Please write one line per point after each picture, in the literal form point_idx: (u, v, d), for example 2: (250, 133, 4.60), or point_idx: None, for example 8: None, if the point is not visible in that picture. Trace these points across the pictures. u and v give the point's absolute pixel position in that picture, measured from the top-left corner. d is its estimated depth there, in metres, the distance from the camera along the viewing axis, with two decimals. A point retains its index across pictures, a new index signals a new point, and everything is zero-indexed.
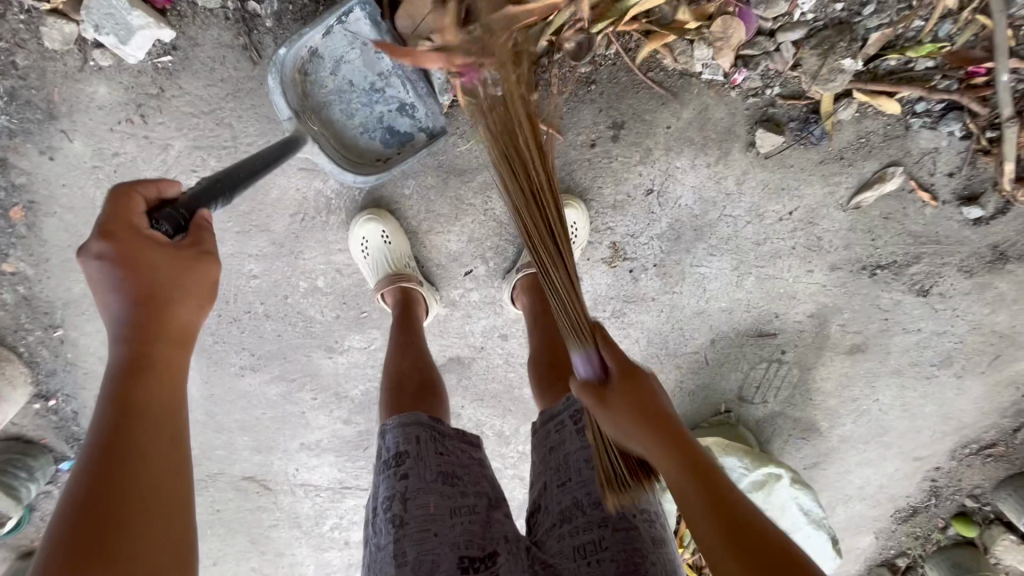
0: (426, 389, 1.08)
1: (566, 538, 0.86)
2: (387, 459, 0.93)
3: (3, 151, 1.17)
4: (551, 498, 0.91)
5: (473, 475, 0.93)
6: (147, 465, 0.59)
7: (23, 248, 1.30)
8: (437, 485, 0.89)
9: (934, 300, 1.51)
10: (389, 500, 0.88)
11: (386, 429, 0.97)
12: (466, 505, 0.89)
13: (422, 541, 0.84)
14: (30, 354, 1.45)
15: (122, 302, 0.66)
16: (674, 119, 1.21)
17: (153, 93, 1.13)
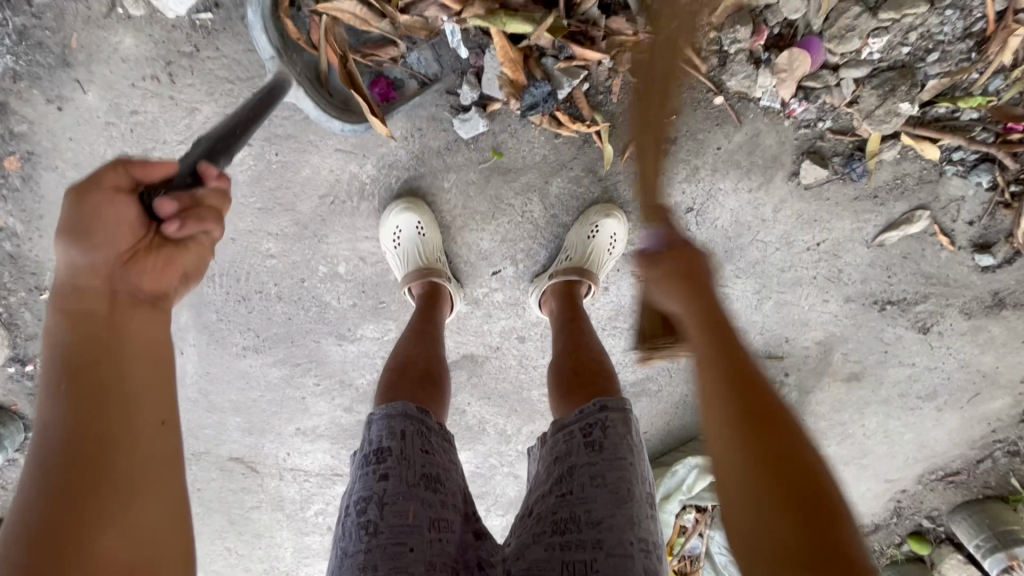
0: (428, 377, 1.04)
1: (556, 550, 0.81)
2: (368, 453, 0.88)
3: (3, 95, 1.06)
4: (545, 505, 0.87)
5: (454, 484, 0.90)
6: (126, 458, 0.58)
7: (14, 203, 1.18)
8: (418, 491, 0.85)
9: (931, 337, 1.57)
10: (364, 502, 0.84)
11: (373, 418, 0.93)
12: (444, 518, 0.85)
13: (396, 557, 0.80)
14: (10, 315, 1.34)
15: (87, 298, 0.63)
16: (726, 141, 1.21)
17: (186, 52, 1.04)
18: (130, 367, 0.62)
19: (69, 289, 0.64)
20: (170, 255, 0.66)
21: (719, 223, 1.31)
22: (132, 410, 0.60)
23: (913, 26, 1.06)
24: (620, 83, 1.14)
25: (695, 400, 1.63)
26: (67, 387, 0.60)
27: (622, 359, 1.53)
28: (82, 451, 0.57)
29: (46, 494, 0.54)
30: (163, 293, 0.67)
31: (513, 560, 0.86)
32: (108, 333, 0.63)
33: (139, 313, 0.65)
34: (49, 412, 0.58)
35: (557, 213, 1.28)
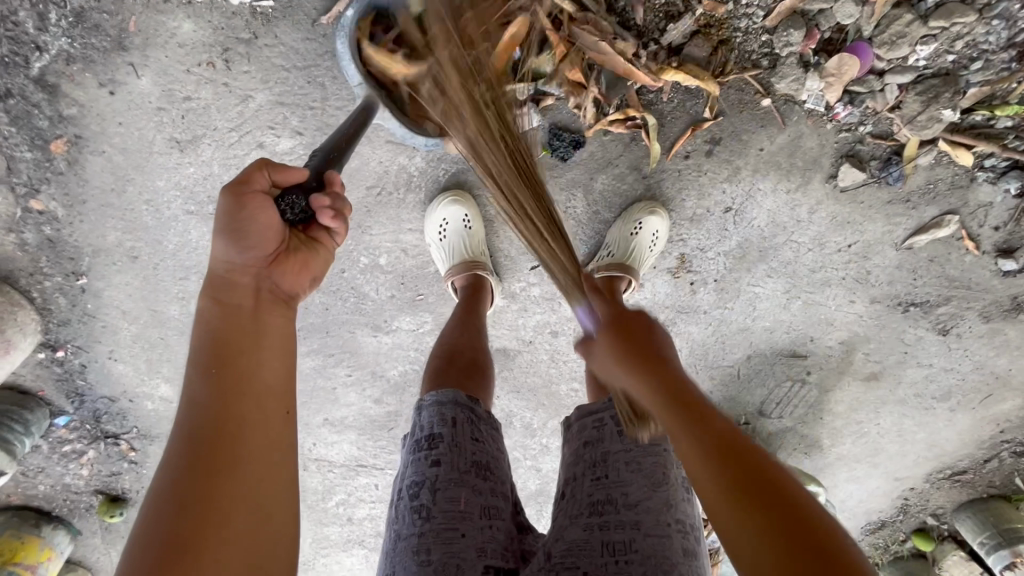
0: (475, 367, 1.04)
1: (595, 530, 0.79)
2: (419, 438, 0.88)
3: (55, 77, 1.05)
4: (580, 488, 0.85)
5: (504, 473, 0.89)
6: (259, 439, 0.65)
7: (58, 186, 1.17)
8: (470, 478, 0.84)
9: (951, 339, 1.61)
10: (417, 486, 0.84)
11: (423, 403, 0.92)
12: (495, 505, 0.85)
13: (449, 542, 0.79)
14: (44, 300, 1.32)
15: (229, 296, 0.72)
16: (768, 142, 1.23)
17: (244, 39, 1.04)
18: (266, 357, 0.70)
19: (219, 283, 0.72)
20: (304, 259, 0.76)
21: (756, 223, 1.34)
22: (265, 401, 0.68)
23: (959, 34, 1.10)
24: (672, 83, 1.16)
25: (719, 396, 1.67)
26: (213, 372, 0.67)
27: None
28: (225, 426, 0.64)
29: (190, 469, 0.61)
30: (294, 292, 0.77)
31: (552, 543, 0.81)
32: (250, 325, 0.71)
33: (276, 310, 0.74)
34: (200, 391, 0.66)
35: (599, 210, 1.30)
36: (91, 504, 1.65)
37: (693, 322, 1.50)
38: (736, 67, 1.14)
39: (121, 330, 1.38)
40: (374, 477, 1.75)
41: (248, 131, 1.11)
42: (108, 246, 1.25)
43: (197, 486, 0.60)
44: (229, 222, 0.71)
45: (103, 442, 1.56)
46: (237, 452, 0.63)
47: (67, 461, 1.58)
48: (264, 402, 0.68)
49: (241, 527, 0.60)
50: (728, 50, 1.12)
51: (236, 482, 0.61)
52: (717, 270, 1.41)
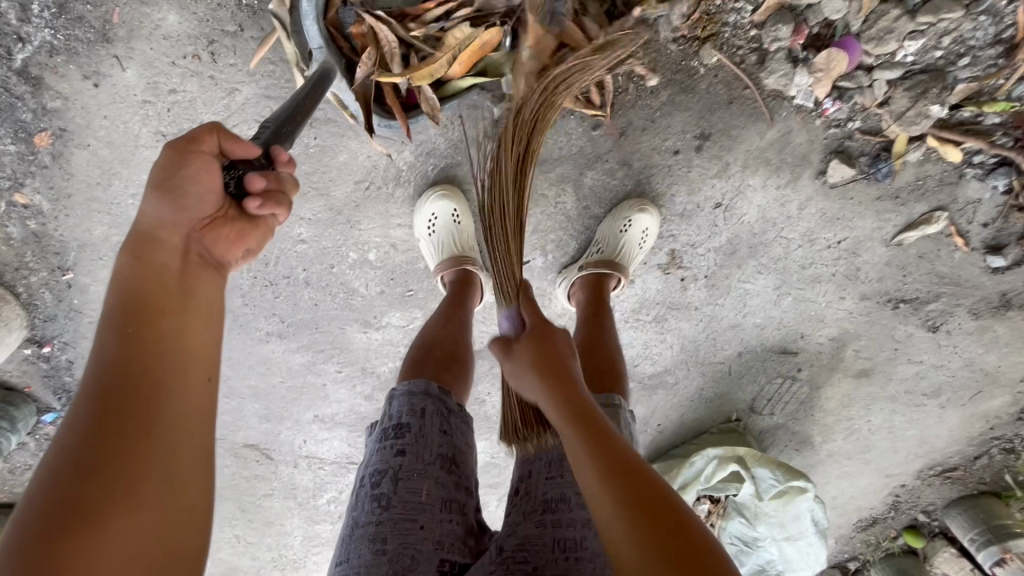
0: (453, 359, 1.03)
1: (548, 527, 0.78)
2: (386, 427, 0.85)
3: (38, 69, 1.04)
4: (534, 487, 0.83)
5: (470, 467, 0.87)
6: (181, 410, 0.63)
7: (43, 179, 1.16)
8: (434, 470, 0.82)
9: (940, 336, 1.61)
10: (378, 476, 0.81)
11: (392, 394, 0.89)
12: (457, 499, 0.82)
13: (406, 533, 0.77)
14: (30, 296, 1.31)
15: (152, 251, 0.69)
16: (758, 138, 1.23)
17: (230, 31, 1.03)
18: (194, 321, 0.69)
19: (144, 238, 0.68)
20: (242, 230, 0.73)
21: (745, 219, 1.34)
22: (190, 370, 0.66)
23: (947, 30, 1.10)
24: (660, 78, 1.16)
25: (710, 393, 1.67)
26: (132, 331, 0.65)
27: (642, 351, 1.56)
28: (143, 391, 0.62)
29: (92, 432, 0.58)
30: (225, 261, 0.74)
31: (503, 537, 0.80)
32: (178, 290, 0.69)
33: (208, 276, 0.71)
34: (115, 353, 0.63)
35: (589, 205, 1.30)
36: None
37: (684, 318, 1.50)
38: (724, 62, 1.15)
39: None
40: None
41: (235, 124, 1.11)
42: (94, 241, 1.24)
43: (105, 448, 0.57)
44: (162, 177, 0.67)
45: None
46: (152, 422, 0.60)
47: None
48: (188, 374, 0.66)
49: (142, 501, 0.57)
50: (716, 45, 1.13)
51: (150, 448, 0.59)
52: (708, 266, 1.41)
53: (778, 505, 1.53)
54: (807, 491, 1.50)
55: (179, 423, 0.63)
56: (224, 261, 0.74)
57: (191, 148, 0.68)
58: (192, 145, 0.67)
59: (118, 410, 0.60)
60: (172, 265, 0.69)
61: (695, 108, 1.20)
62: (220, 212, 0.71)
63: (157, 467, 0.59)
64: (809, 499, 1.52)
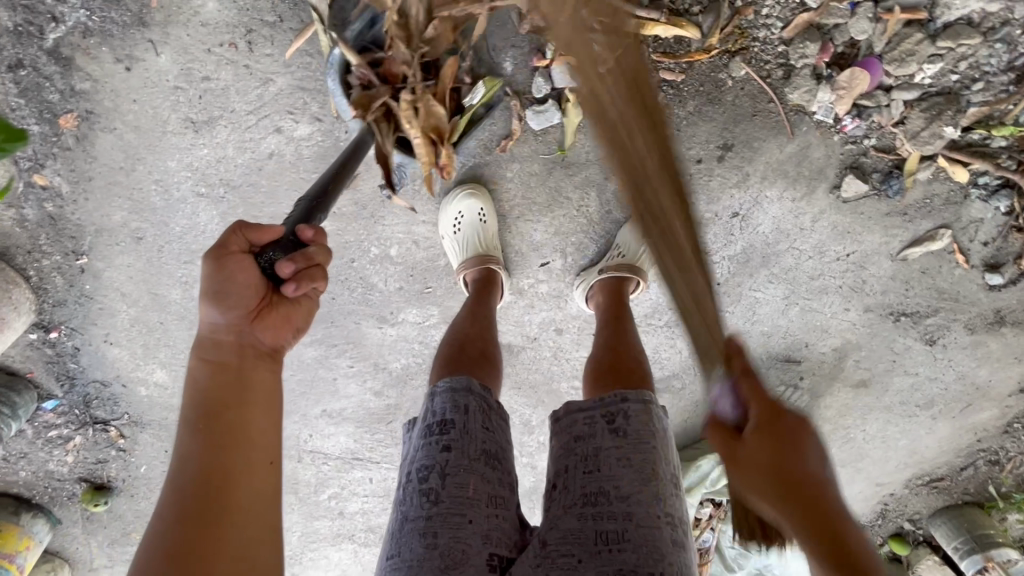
0: (485, 357, 1.04)
1: (588, 520, 0.80)
2: (431, 423, 0.86)
3: (70, 50, 1.03)
4: (572, 481, 0.84)
5: (511, 463, 0.88)
6: (243, 493, 0.67)
7: (63, 161, 1.14)
8: (479, 465, 0.83)
9: (936, 350, 1.67)
10: (425, 471, 0.82)
11: (434, 391, 0.90)
12: (502, 494, 0.84)
13: (456, 527, 0.78)
14: (41, 279, 1.28)
15: (214, 350, 0.75)
16: (778, 151, 1.27)
17: (269, 21, 1.03)
18: (252, 407, 0.72)
19: (207, 345, 0.75)
20: (289, 312, 0.77)
21: (760, 229, 1.37)
22: (246, 456, 0.69)
23: (964, 55, 1.15)
24: (689, 89, 1.19)
25: None
26: (197, 428, 0.70)
27: (652, 355, 1.59)
28: (209, 489, 0.66)
29: (169, 535, 0.62)
30: (278, 344, 0.78)
31: (546, 531, 0.81)
32: (235, 383, 0.73)
33: (261, 365, 0.76)
34: (188, 447, 0.69)
35: (611, 209, 1.32)
36: (74, 492, 1.60)
37: None
38: (750, 75, 1.18)
39: (119, 312, 1.35)
40: (369, 471, 1.74)
41: (266, 114, 1.11)
42: (112, 226, 1.22)
43: (180, 549, 0.61)
44: (211, 290, 0.73)
45: (91, 428, 1.52)
46: (220, 516, 0.64)
47: (51, 447, 1.53)
48: (249, 455, 0.70)
49: None
50: (745, 58, 1.17)
51: (218, 540, 0.63)
52: (721, 274, 1.45)
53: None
54: None
55: (244, 506, 0.66)
56: (277, 347, 0.78)
57: (226, 257, 0.73)
58: (232, 256, 0.73)
59: (189, 507, 0.64)
60: (228, 364, 0.74)
61: (721, 119, 1.23)
62: (267, 302, 0.76)
63: (231, 543, 0.63)
64: None
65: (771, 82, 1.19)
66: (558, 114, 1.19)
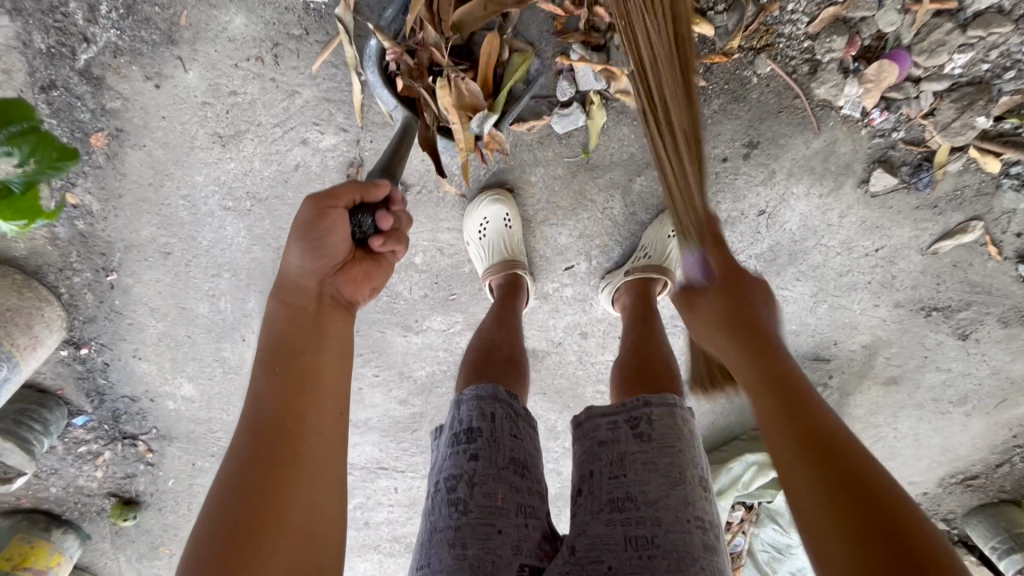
0: (512, 364, 1.03)
1: (617, 525, 0.78)
2: (458, 432, 0.85)
3: (101, 69, 1.04)
4: (597, 485, 0.82)
5: (540, 472, 0.86)
6: (320, 438, 0.69)
7: (94, 180, 1.15)
8: (508, 474, 0.81)
9: (969, 344, 1.63)
10: (453, 480, 0.81)
11: (460, 398, 0.89)
12: (531, 503, 0.82)
13: (485, 537, 0.77)
14: (71, 297, 1.30)
15: (297, 294, 0.77)
16: (804, 147, 1.25)
17: (295, 35, 1.04)
18: (328, 354, 0.75)
19: (289, 286, 0.78)
20: (368, 271, 0.81)
21: (787, 227, 1.36)
22: (326, 402, 0.72)
23: (995, 44, 1.13)
24: (715, 86, 1.19)
25: None
26: (279, 367, 0.72)
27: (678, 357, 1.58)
28: (290, 424, 0.68)
29: (252, 460, 0.64)
30: (354, 301, 0.81)
31: (575, 538, 0.80)
32: (314, 330, 0.75)
33: (338, 316, 0.78)
34: (264, 388, 0.70)
35: (636, 211, 1.31)
36: (104, 507, 1.61)
37: None
38: (776, 71, 1.17)
39: (147, 327, 1.36)
40: (395, 480, 1.73)
41: (293, 127, 1.12)
42: (141, 242, 1.24)
43: (261, 476, 0.63)
44: (307, 231, 0.75)
45: (120, 443, 1.53)
46: (297, 452, 0.66)
47: (81, 462, 1.54)
48: (325, 404, 0.72)
49: (292, 521, 0.63)
50: (770, 55, 1.15)
51: (296, 475, 0.65)
52: (747, 273, 1.43)
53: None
54: None
55: (320, 449, 0.68)
56: (353, 302, 0.81)
57: (331, 203, 0.76)
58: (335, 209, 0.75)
59: (273, 437, 0.66)
60: (307, 311, 0.77)
61: (746, 116, 1.22)
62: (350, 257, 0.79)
63: (303, 487, 0.65)
64: None
65: (797, 78, 1.18)
66: (583, 117, 1.17)
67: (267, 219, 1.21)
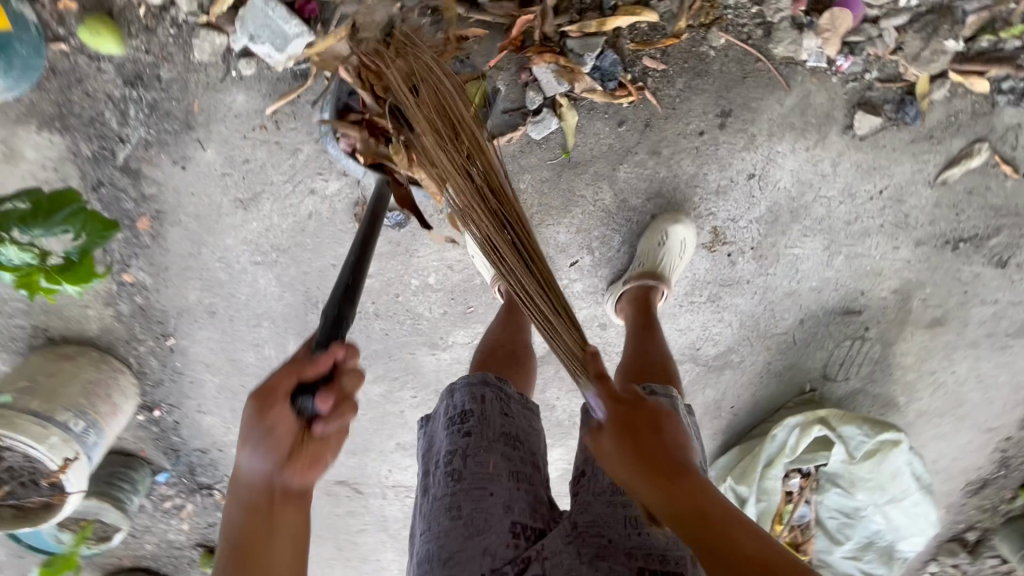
0: (514, 359, 1.12)
1: (619, 506, 0.84)
2: (452, 414, 0.91)
3: (137, 162, 1.21)
4: (601, 469, 0.89)
5: (535, 443, 0.92)
6: None
7: (145, 258, 1.32)
8: (499, 445, 0.88)
9: (1011, 271, 1.56)
10: (450, 454, 0.88)
11: (453, 384, 0.95)
12: (524, 471, 0.88)
13: (479, 499, 0.83)
14: (140, 365, 1.47)
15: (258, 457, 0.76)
16: (778, 106, 1.28)
17: (290, 100, 1.18)
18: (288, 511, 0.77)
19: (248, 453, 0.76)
20: (324, 442, 0.77)
21: (781, 185, 1.37)
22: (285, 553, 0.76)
23: None
24: (676, 66, 1.24)
25: (779, 366, 1.67)
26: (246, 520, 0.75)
27: (702, 333, 1.59)
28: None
29: None
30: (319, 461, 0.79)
31: (577, 515, 0.86)
32: (274, 495, 0.76)
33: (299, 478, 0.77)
34: (231, 528, 0.76)
35: (627, 198, 1.36)
36: (193, 557, 1.75)
37: (738, 294, 1.53)
38: (732, 41, 1.22)
39: (207, 382, 1.51)
40: None
41: (301, 180, 1.25)
42: (191, 306, 1.39)
43: None
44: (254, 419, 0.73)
45: (199, 494, 1.67)
46: None
47: (168, 516, 1.70)
48: (286, 557, 0.76)
49: None
50: (722, 27, 1.21)
51: None
52: (752, 238, 1.44)
53: (881, 457, 1.50)
54: (902, 442, 1.47)
55: None
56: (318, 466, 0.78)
57: (275, 395, 0.75)
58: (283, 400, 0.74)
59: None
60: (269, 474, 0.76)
61: (712, 88, 1.26)
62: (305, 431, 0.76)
63: None
64: (904, 451, 1.50)
65: (754, 42, 1.23)
66: (554, 120, 1.25)
67: (292, 266, 1.35)
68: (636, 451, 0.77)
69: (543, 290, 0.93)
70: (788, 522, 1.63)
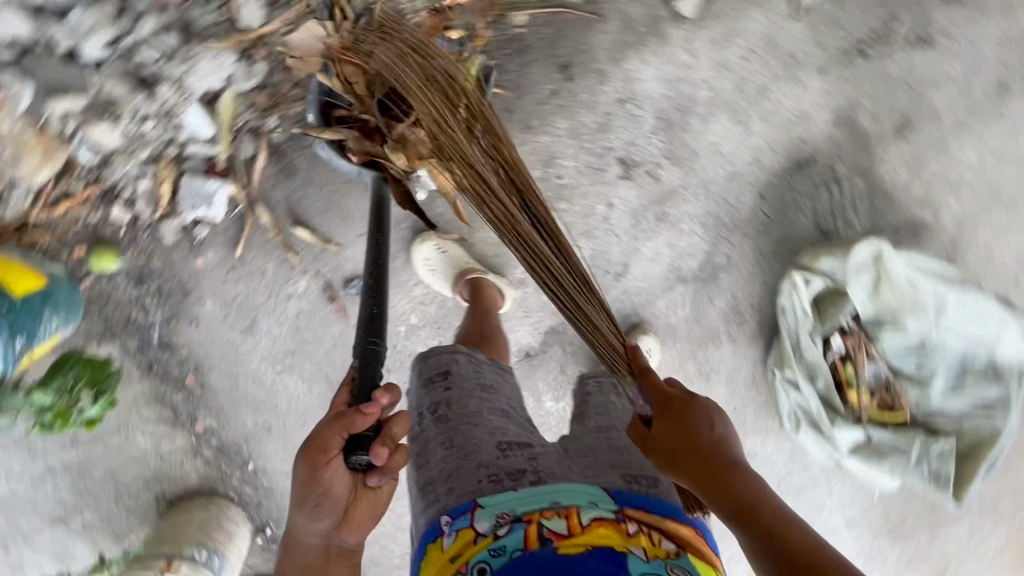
0: (485, 340, 1.42)
1: (604, 438, 1.27)
2: (433, 379, 1.28)
3: (167, 337, 1.55)
4: (586, 415, 1.35)
5: (505, 391, 1.33)
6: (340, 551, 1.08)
7: (204, 407, 1.64)
8: (477, 392, 1.27)
9: (942, 43, 1.48)
10: (436, 405, 1.24)
11: (427, 358, 1.32)
12: (500, 405, 1.28)
13: (467, 429, 1.20)
14: (239, 495, 1.75)
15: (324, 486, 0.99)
16: (605, 35, 1.42)
17: (240, 238, 1.45)
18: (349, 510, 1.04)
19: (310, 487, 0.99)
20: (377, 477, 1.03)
21: (653, 94, 1.47)
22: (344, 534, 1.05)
23: None
24: (501, 55, 1.42)
25: (770, 247, 1.63)
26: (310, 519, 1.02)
27: (673, 252, 1.63)
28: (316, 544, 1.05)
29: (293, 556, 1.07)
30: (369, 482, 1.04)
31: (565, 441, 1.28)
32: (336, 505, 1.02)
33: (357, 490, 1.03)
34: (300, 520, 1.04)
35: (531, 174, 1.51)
36: None
37: (682, 202, 1.58)
38: (534, 11, 1.40)
39: None
40: None
41: (278, 292, 1.53)
42: (253, 428, 1.68)
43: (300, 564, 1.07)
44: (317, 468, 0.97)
45: None
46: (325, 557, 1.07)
47: None
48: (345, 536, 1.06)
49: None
50: (518, 7, 1.39)
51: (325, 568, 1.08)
52: (659, 149, 1.52)
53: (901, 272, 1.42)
54: (881, 246, 1.40)
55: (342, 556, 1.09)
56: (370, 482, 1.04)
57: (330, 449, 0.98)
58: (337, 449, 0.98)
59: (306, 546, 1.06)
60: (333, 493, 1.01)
61: (542, 53, 1.43)
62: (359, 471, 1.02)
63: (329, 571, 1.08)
64: (893, 254, 1.41)
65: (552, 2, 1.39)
66: None
67: (306, 360, 1.61)
68: (678, 438, 1.01)
69: (565, 262, 1.11)
70: (865, 387, 1.53)
